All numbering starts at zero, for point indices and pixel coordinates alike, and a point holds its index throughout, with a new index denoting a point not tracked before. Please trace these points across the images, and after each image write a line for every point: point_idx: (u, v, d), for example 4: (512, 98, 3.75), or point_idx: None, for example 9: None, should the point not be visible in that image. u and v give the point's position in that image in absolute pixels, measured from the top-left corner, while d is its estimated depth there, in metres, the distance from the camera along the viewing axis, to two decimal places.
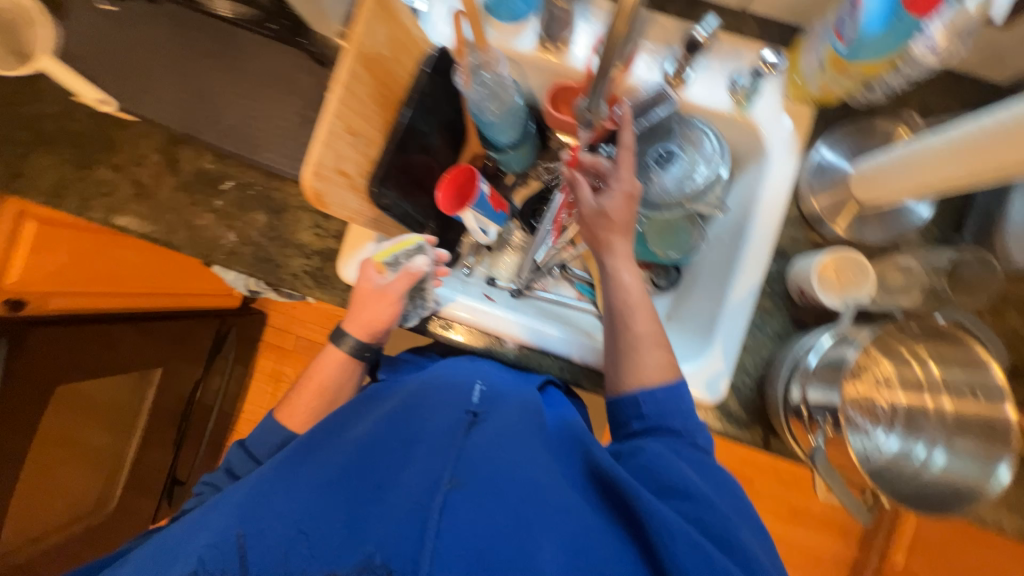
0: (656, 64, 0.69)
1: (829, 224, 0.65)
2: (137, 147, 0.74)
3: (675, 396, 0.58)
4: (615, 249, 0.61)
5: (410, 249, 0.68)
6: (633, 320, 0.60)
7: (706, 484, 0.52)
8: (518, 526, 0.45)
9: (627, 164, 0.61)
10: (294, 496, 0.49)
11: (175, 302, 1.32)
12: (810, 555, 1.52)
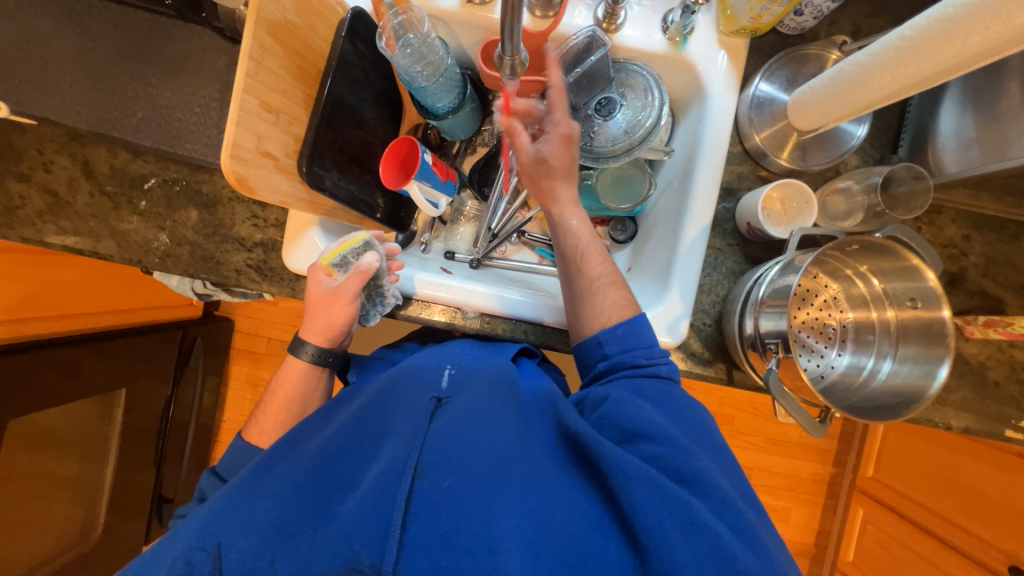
0: (588, 9, 0.66)
1: (773, 157, 0.65)
2: (42, 153, 0.68)
3: (636, 331, 0.58)
4: (557, 201, 0.63)
5: (357, 247, 0.64)
6: (585, 265, 0.62)
7: (673, 425, 0.52)
8: (482, 499, 0.44)
9: (559, 104, 0.62)
10: (258, 500, 0.48)
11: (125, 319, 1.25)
12: (791, 478, 1.63)
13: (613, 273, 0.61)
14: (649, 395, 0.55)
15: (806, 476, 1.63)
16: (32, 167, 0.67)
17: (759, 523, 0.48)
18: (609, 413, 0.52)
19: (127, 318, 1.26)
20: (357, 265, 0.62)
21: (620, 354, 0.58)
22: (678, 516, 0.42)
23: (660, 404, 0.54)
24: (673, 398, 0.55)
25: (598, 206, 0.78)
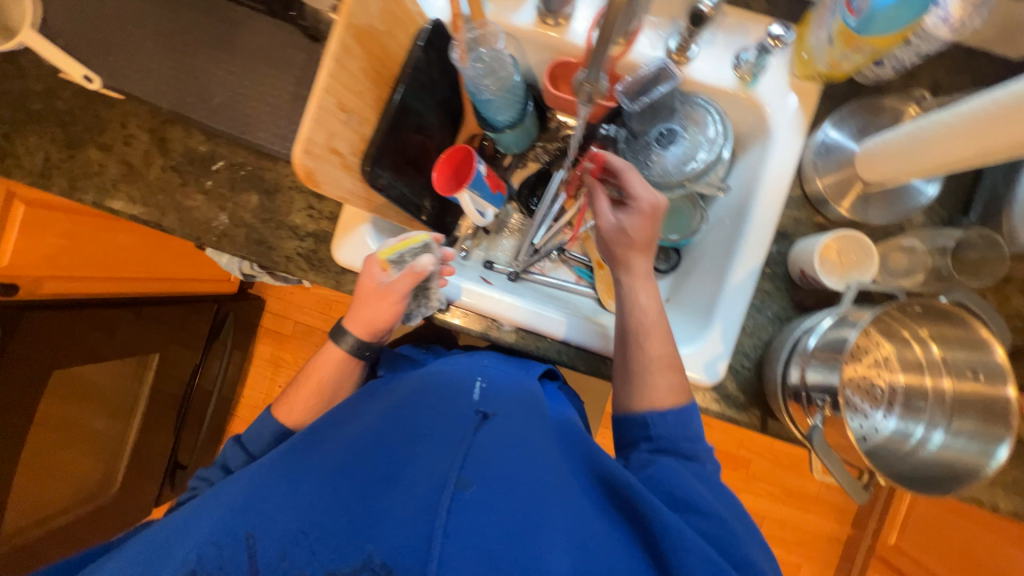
0: (660, 41, 0.66)
1: (834, 205, 0.64)
2: (125, 126, 0.72)
3: (685, 421, 0.58)
4: (641, 273, 0.64)
5: (416, 247, 0.65)
6: (650, 344, 0.61)
7: (715, 498, 0.53)
8: (525, 531, 0.46)
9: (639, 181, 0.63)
10: (302, 487, 0.50)
11: (168, 287, 1.29)
12: (801, 530, 1.58)
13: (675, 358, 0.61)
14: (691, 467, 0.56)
15: (818, 533, 1.58)
16: (113, 138, 0.72)
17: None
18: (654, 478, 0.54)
19: (175, 287, 1.31)
20: (412, 266, 0.63)
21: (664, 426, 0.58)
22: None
23: (699, 475, 0.55)
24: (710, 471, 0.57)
25: None
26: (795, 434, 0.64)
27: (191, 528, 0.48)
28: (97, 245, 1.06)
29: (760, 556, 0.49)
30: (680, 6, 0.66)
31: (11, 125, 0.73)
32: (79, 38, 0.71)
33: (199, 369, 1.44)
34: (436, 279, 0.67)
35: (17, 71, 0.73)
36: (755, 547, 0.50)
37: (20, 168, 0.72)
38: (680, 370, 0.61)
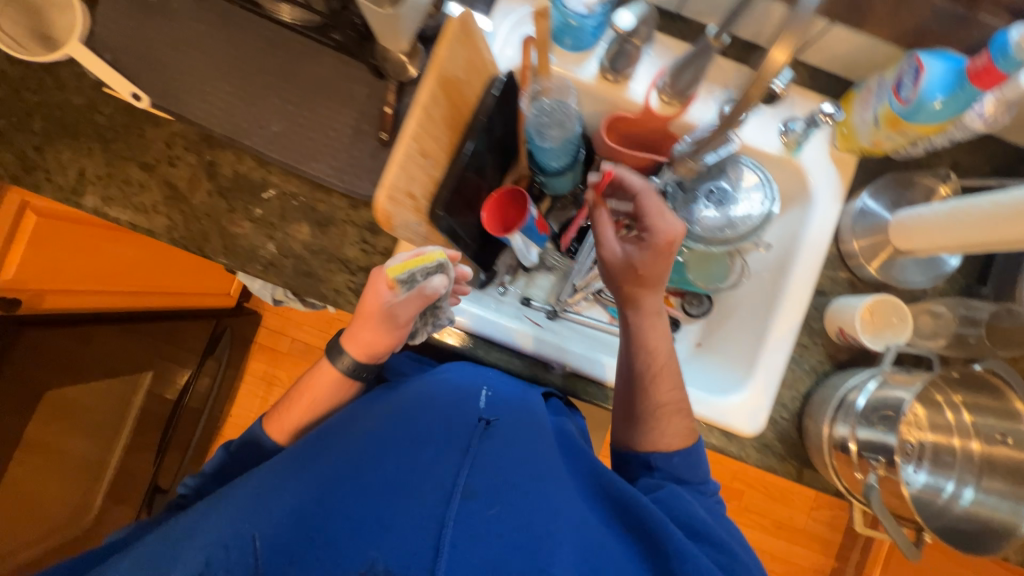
0: (713, 104, 0.70)
1: (865, 266, 0.69)
2: (171, 147, 0.69)
3: (689, 459, 0.61)
4: (652, 314, 0.63)
5: (428, 265, 0.58)
6: (655, 390, 0.62)
7: (710, 517, 0.57)
8: (530, 542, 0.47)
9: (655, 209, 0.60)
10: (307, 489, 0.48)
11: (166, 301, 1.21)
12: (787, 562, 1.62)
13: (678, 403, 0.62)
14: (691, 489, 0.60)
15: (806, 564, 1.62)
16: (157, 159, 0.69)
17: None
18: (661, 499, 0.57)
19: (173, 301, 1.23)
20: (422, 288, 0.56)
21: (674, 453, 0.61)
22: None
23: (700, 496, 0.60)
24: (711, 491, 0.62)
25: (679, 279, 0.79)
26: (828, 484, 0.67)
27: (197, 531, 0.46)
28: (96, 256, 0.98)
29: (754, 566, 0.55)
30: (734, 75, 0.70)
31: (44, 137, 0.69)
32: (128, 54, 0.69)
33: (188, 387, 1.34)
34: (447, 299, 0.63)
35: (54, 81, 0.70)
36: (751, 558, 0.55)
37: (49, 182, 0.69)
38: (685, 413, 0.63)
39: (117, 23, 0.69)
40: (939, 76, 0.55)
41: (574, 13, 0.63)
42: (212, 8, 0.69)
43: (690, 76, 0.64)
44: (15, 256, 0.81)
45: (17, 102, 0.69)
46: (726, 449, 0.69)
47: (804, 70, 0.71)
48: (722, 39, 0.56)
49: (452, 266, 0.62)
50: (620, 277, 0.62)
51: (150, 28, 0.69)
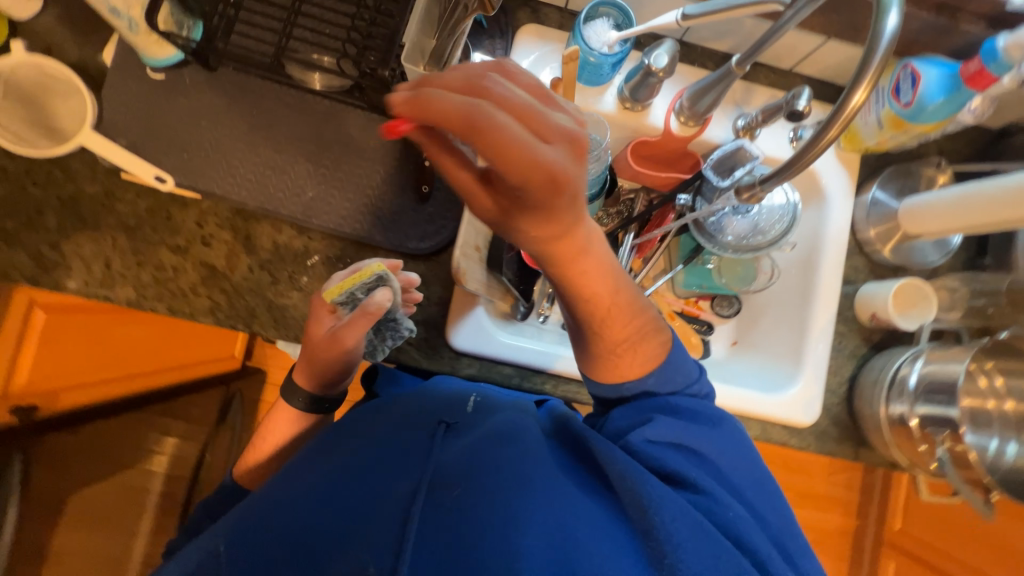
0: (727, 122, 0.75)
1: (882, 250, 0.75)
2: (202, 226, 0.67)
3: (668, 377, 0.54)
4: (576, 253, 0.44)
5: (368, 281, 0.55)
6: (614, 315, 0.51)
7: (714, 476, 0.50)
8: (500, 520, 0.42)
9: (498, 148, 0.32)
10: (291, 499, 0.45)
11: (182, 375, 1.09)
12: (816, 530, 1.61)
13: (648, 330, 0.54)
14: (688, 426, 0.52)
15: (833, 529, 1.62)
16: (190, 240, 0.67)
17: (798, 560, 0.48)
18: (648, 441, 0.50)
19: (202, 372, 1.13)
20: (361, 307, 0.52)
21: (654, 392, 0.54)
22: (725, 565, 0.41)
23: (700, 466, 0.50)
24: (722, 459, 0.51)
25: (710, 284, 0.82)
26: (883, 457, 0.72)
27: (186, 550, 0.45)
28: (100, 343, 0.89)
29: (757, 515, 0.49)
30: (742, 92, 0.75)
31: (61, 232, 0.66)
32: (146, 138, 0.67)
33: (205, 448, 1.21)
34: (399, 312, 0.58)
35: (64, 174, 0.66)
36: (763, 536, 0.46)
37: (74, 280, 0.65)
38: (650, 338, 0.54)
39: (130, 105, 0.67)
40: (937, 80, 0.61)
41: (596, 52, 0.65)
42: (229, 80, 0.68)
43: (711, 100, 0.67)
44: (25, 361, 0.75)
45: (23, 200, 0.65)
46: (788, 441, 0.73)
47: (800, 79, 0.77)
48: (745, 66, 0.61)
49: (397, 277, 0.57)
50: (518, 232, 0.41)
51: (166, 108, 0.67)
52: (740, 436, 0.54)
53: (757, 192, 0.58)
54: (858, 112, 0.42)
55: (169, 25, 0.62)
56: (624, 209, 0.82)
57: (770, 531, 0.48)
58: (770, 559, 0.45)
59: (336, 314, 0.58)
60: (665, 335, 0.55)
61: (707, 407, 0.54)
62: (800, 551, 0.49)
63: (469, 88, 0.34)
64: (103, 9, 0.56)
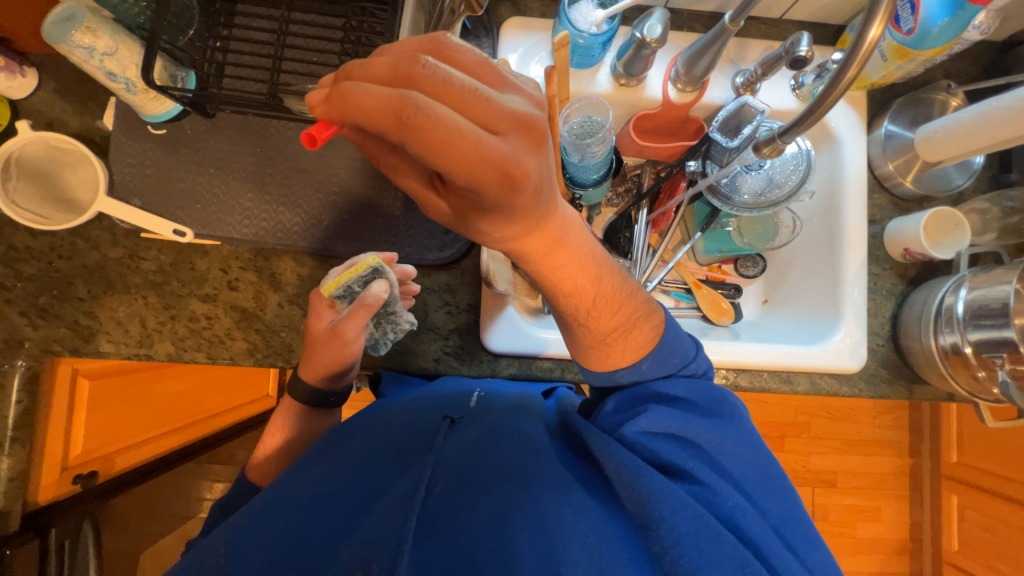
0: (726, 81, 0.74)
1: (904, 183, 0.73)
2: (227, 271, 0.68)
3: (663, 362, 0.53)
4: (547, 248, 0.44)
5: (363, 274, 0.55)
6: (597, 303, 0.51)
7: (714, 462, 0.49)
8: (491, 519, 0.43)
9: (431, 142, 0.30)
10: (297, 502, 0.46)
11: (220, 423, 1.10)
12: (869, 475, 1.57)
13: (642, 314, 0.54)
14: (683, 415, 0.51)
15: (887, 471, 1.57)
16: (217, 287, 0.68)
17: (807, 552, 0.45)
18: (643, 431, 0.50)
19: (240, 416, 1.15)
20: (363, 297, 0.52)
21: (650, 381, 0.53)
22: (727, 559, 0.40)
23: (697, 457, 0.49)
24: (720, 450, 0.49)
25: (731, 247, 0.81)
26: (939, 391, 0.71)
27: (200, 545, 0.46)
28: (145, 403, 0.90)
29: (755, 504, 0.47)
30: (737, 49, 0.74)
31: (93, 299, 0.67)
32: (158, 194, 0.68)
33: None
34: (397, 303, 0.57)
35: (85, 242, 0.67)
36: (764, 527, 0.44)
37: (114, 343, 0.67)
38: (645, 323, 0.54)
39: (137, 165, 0.68)
40: (937, 3, 0.59)
41: (585, 33, 0.64)
42: (229, 123, 0.69)
43: (707, 63, 0.66)
44: (78, 429, 0.75)
45: (52, 274, 0.67)
46: (839, 390, 0.72)
47: (793, 26, 0.75)
48: (739, 23, 0.59)
49: (393, 269, 0.57)
50: (480, 231, 0.40)
51: (172, 161, 0.68)
52: (743, 426, 0.52)
53: (777, 145, 0.57)
54: (878, 42, 0.40)
55: (166, 79, 0.62)
56: (632, 186, 0.82)
57: (772, 520, 0.47)
58: (771, 550, 0.43)
59: (334, 309, 0.59)
60: (658, 318, 0.55)
61: (707, 392, 0.53)
62: (805, 540, 0.46)
63: (397, 78, 0.33)
64: (99, 74, 0.58)
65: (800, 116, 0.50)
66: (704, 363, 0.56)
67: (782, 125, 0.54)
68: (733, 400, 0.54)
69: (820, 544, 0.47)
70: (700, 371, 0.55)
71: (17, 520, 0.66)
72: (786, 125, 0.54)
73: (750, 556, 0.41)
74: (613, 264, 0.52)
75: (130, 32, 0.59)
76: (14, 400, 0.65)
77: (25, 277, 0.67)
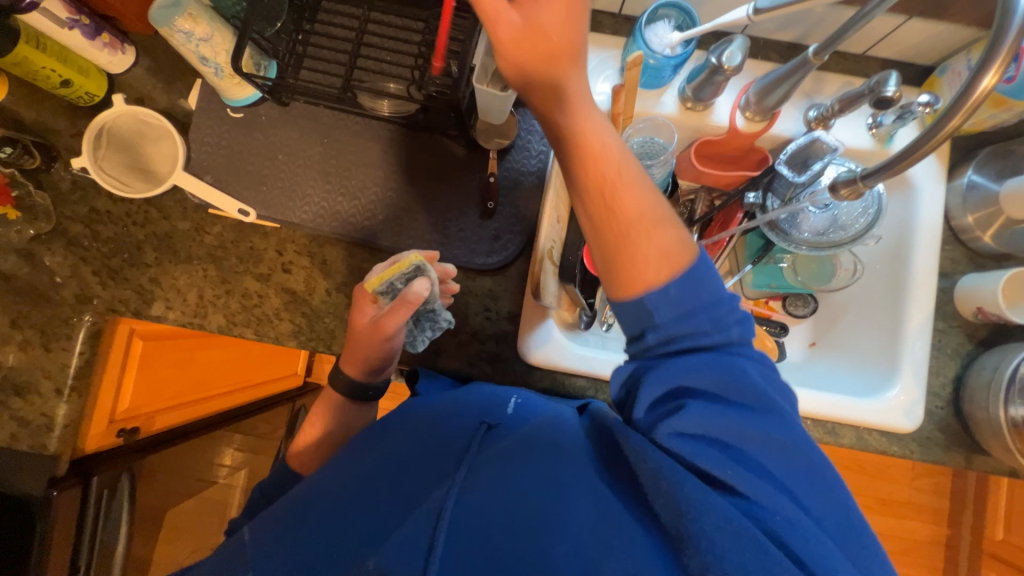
0: (798, 113, 0.72)
1: (983, 238, 0.69)
2: (282, 254, 0.71)
3: (695, 285, 0.45)
4: (567, 111, 0.46)
5: (406, 271, 0.57)
6: (612, 196, 0.46)
7: (761, 459, 0.43)
8: (528, 537, 0.42)
9: None
10: (339, 500, 0.47)
11: (253, 394, 1.06)
12: (899, 539, 1.47)
13: (667, 227, 0.46)
14: (722, 408, 0.45)
15: (918, 538, 1.47)
16: (272, 267, 0.70)
17: (866, 565, 0.41)
18: (678, 433, 0.45)
19: (274, 388, 1.14)
20: (403, 292, 0.53)
21: (677, 322, 0.45)
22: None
23: (738, 459, 0.43)
24: (765, 446, 0.43)
25: (780, 282, 0.77)
26: (1001, 464, 0.66)
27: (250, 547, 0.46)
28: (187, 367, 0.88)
29: (804, 505, 0.42)
30: (813, 81, 0.72)
31: (158, 265, 0.71)
32: (229, 173, 0.71)
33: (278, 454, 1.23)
34: (437, 301, 0.58)
35: (159, 212, 0.72)
36: (818, 538, 0.40)
37: (171, 309, 0.71)
38: (676, 247, 0.46)
39: (214, 144, 0.72)
40: None
41: (658, 55, 0.64)
42: (302, 112, 0.72)
43: (781, 94, 0.64)
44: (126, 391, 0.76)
45: (126, 238, 0.71)
46: (890, 449, 0.68)
47: (876, 63, 0.73)
48: (824, 56, 0.56)
49: (434, 267, 0.58)
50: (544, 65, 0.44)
51: (246, 144, 0.72)
52: (788, 415, 0.46)
53: (857, 188, 0.54)
54: (992, 94, 0.38)
55: (251, 67, 0.66)
56: (684, 212, 0.80)
57: (827, 525, 0.42)
58: (826, 566, 0.39)
59: (376, 304, 0.60)
60: (691, 246, 0.47)
61: (752, 378, 0.45)
62: (860, 542, 0.42)
63: None
64: (194, 58, 0.62)
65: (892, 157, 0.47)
66: (744, 331, 0.47)
67: (867, 167, 0.52)
68: (776, 386, 0.47)
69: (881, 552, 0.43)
70: (742, 344, 0.46)
71: (67, 465, 0.70)
72: (871, 168, 0.52)
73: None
74: (642, 175, 0.48)
75: (225, 21, 0.63)
76: (76, 352, 0.70)
77: (103, 239, 0.71)
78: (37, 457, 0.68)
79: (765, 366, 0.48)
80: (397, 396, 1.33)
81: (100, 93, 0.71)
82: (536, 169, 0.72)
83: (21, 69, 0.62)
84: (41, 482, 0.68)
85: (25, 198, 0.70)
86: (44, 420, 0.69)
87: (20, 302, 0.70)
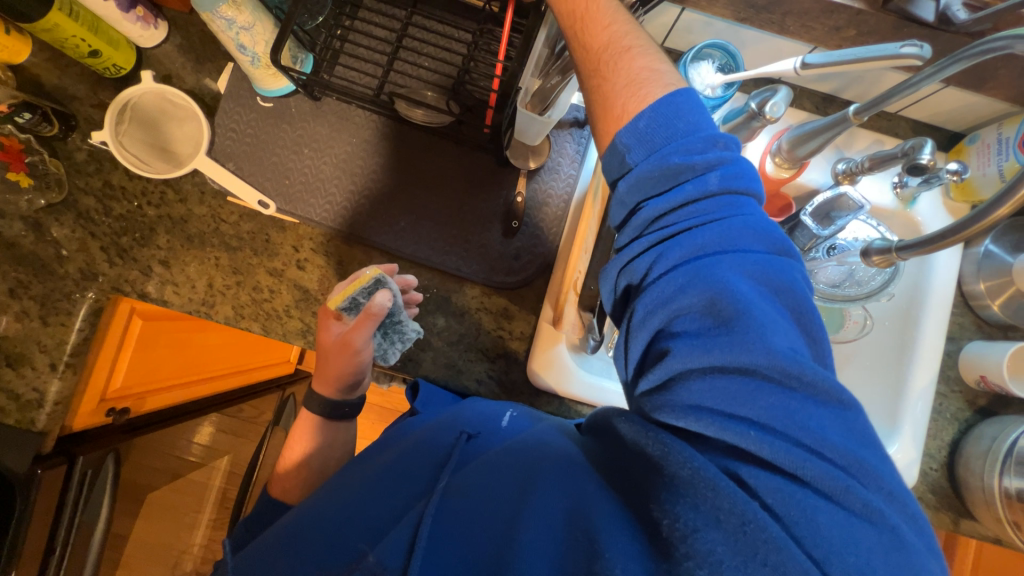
0: (826, 166, 0.73)
1: (991, 306, 0.70)
2: (298, 250, 0.70)
3: (670, 120, 0.44)
4: None
5: (367, 286, 0.56)
6: (586, 41, 0.48)
7: (748, 387, 0.37)
8: (505, 548, 0.40)
9: None
10: (336, 510, 0.46)
11: (241, 380, 1.02)
12: None
13: (640, 62, 0.47)
14: (692, 315, 0.39)
15: None
16: (286, 263, 0.69)
17: (871, 488, 0.35)
18: (655, 378, 0.40)
19: (263, 376, 1.10)
20: (369, 306, 0.54)
21: (647, 162, 0.44)
22: (728, 517, 0.34)
23: (711, 385, 0.37)
24: (742, 361, 0.37)
25: None
26: (988, 531, 0.67)
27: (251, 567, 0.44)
28: (187, 349, 0.87)
29: (795, 429, 0.36)
30: (845, 138, 0.73)
31: (169, 249, 0.70)
32: (253, 163, 0.70)
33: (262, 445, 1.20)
34: (403, 311, 0.57)
35: (175, 194, 0.71)
36: (798, 466, 0.35)
37: (178, 294, 0.69)
38: (650, 79, 0.46)
39: (241, 132, 0.71)
40: None
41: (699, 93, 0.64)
42: (333, 109, 0.72)
43: (814, 146, 0.63)
44: (122, 363, 0.74)
45: (139, 218, 0.70)
46: None
47: (906, 124, 0.74)
48: (864, 117, 0.55)
49: (394, 279, 0.58)
50: None
51: (273, 135, 0.71)
52: (778, 310, 0.39)
53: (890, 257, 0.59)
54: None
55: (288, 59, 0.64)
56: None
57: (824, 449, 0.35)
58: (818, 507, 0.34)
59: (341, 320, 0.61)
60: (664, 80, 0.46)
61: (727, 268, 0.39)
62: (868, 448, 0.37)
63: None
64: (232, 45, 0.61)
65: (925, 237, 0.53)
66: (726, 185, 0.42)
67: (901, 240, 0.57)
68: (770, 273, 0.40)
69: (894, 470, 0.37)
70: (725, 205, 0.42)
71: (52, 443, 0.68)
72: (905, 241, 0.57)
73: (774, 531, 0.33)
74: (619, 21, 0.48)
75: (267, 10, 0.62)
76: (76, 328, 0.68)
77: (114, 215, 0.70)
78: (23, 432, 0.66)
79: (763, 251, 0.41)
80: (390, 395, 1.32)
81: (127, 66, 0.69)
82: (564, 192, 0.72)
83: (50, 36, 0.60)
84: (24, 458, 0.65)
85: (37, 165, 0.68)
86: (35, 395, 0.66)
87: (21, 270, 0.67)
